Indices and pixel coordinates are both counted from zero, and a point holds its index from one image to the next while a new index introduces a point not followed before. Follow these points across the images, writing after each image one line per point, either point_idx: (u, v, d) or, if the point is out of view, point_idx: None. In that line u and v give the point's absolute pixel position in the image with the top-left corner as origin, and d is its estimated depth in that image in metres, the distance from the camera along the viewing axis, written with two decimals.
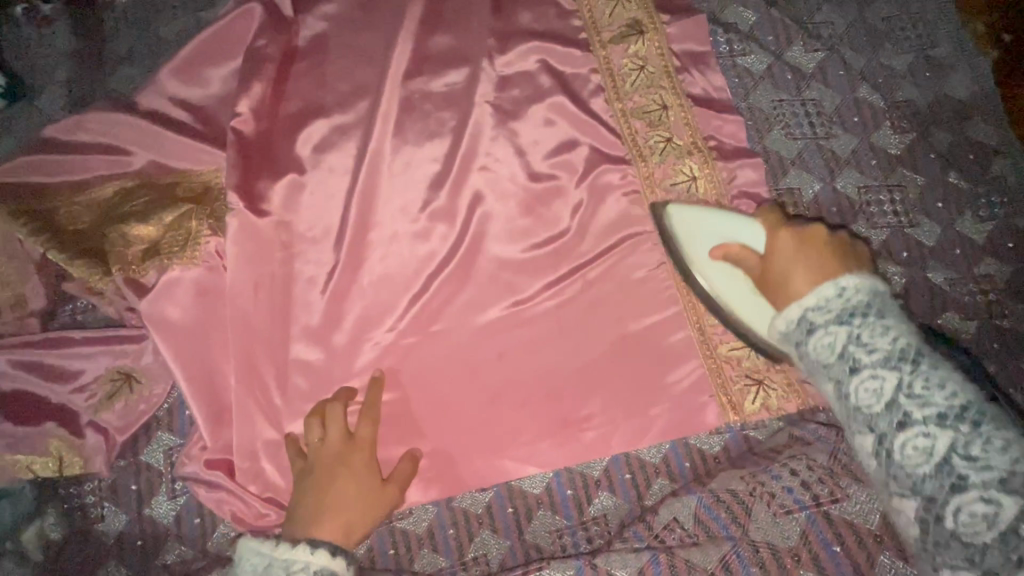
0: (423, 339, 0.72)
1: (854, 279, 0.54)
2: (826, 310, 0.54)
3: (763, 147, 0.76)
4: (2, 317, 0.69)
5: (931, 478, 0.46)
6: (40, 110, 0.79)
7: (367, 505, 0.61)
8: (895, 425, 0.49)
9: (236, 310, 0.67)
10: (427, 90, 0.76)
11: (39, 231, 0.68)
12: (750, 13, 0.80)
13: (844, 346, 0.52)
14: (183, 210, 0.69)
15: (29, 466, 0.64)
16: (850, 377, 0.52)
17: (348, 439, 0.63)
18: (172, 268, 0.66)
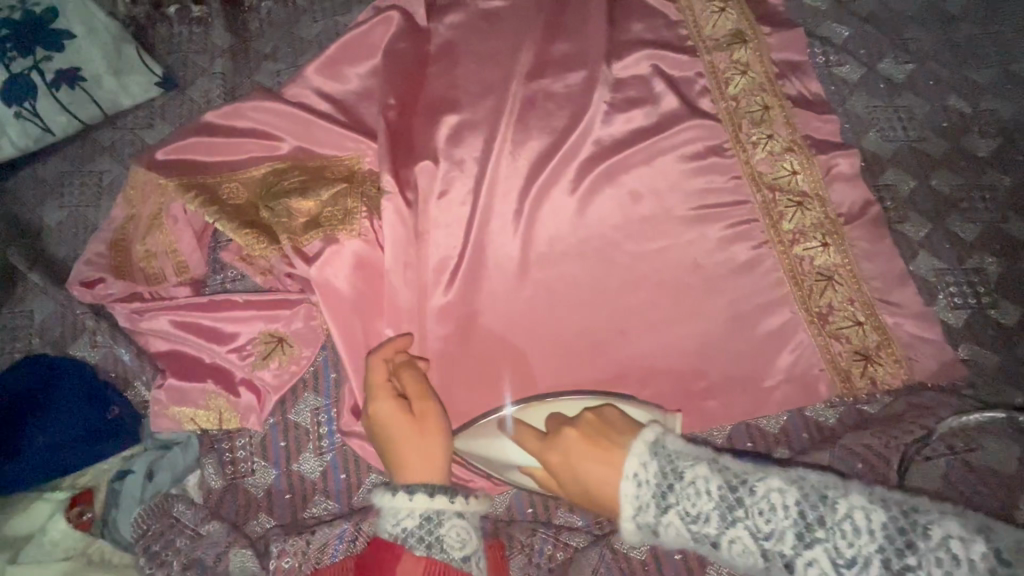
0: (552, 313, 0.76)
1: (637, 459, 0.50)
2: (643, 479, 0.49)
3: (861, 147, 0.82)
4: (165, 283, 0.74)
5: (771, 570, 0.46)
6: (192, 99, 0.86)
7: (433, 447, 0.56)
8: (787, 570, 0.46)
9: (388, 280, 0.73)
10: (551, 90, 0.84)
11: (209, 203, 0.74)
12: (842, 28, 0.87)
13: (686, 527, 0.48)
14: (338, 189, 0.75)
15: (193, 418, 0.69)
16: (720, 544, 0.48)
17: (370, 397, 0.59)
18: (334, 239, 0.71)
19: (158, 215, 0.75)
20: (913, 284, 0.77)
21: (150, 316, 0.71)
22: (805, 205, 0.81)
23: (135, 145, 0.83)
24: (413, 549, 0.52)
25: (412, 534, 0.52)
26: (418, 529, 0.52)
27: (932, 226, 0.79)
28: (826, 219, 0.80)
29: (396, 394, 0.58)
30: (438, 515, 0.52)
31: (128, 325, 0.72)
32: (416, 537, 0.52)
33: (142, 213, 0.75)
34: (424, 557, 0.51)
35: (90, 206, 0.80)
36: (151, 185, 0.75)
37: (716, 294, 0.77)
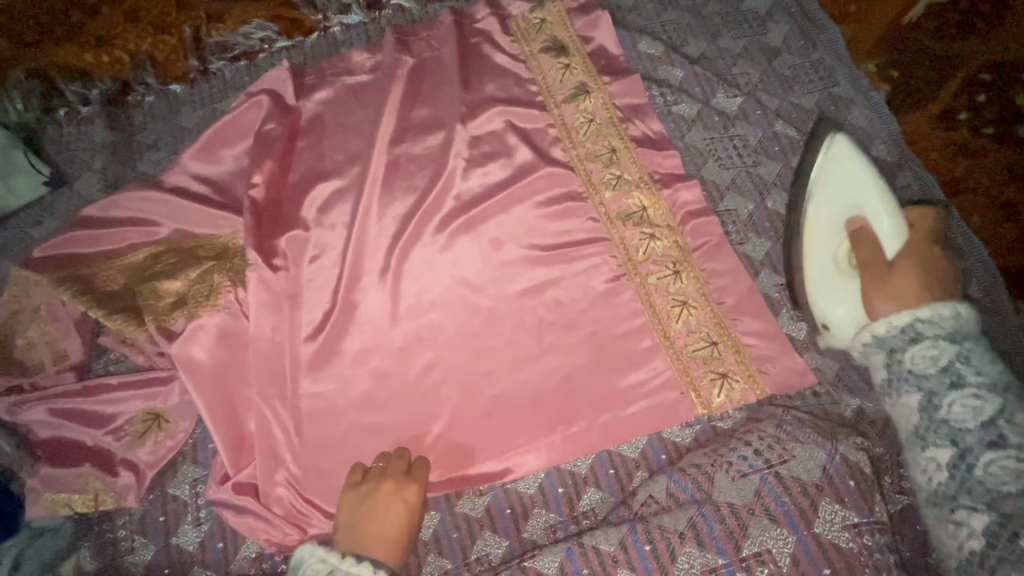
0: (418, 364, 0.79)
1: (965, 308, 0.61)
2: (940, 328, 0.61)
3: (701, 178, 0.89)
4: (45, 371, 0.78)
5: (935, 378, 0.59)
6: (78, 193, 0.92)
7: (404, 542, 0.65)
8: (984, 443, 0.56)
9: (253, 350, 0.76)
10: (412, 152, 0.89)
11: (81, 293, 0.78)
12: (678, 70, 0.95)
13: (951, 361, 0.59)
14: (206, 268, 0.80)
15: (68, 503, 0.71)
16: (948, 393, 0.58)
17: (404, 482, 0.68)
18: (198, 315, 0.75)
19: (37, 309, 0.78)
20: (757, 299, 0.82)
21: (26, 407, 0.74)
22: (656, 236, 0.85)
23: (22, 242, 0.88)
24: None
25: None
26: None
27: (771, 243, 0.85)
28: (675, 248, 0.85)
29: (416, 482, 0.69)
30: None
31: (8, 417, 0.74)
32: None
33: (21, 307, 0.78)
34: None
35: None
36: (27, 281, 0.79)
37: (578, 328, 0.81)
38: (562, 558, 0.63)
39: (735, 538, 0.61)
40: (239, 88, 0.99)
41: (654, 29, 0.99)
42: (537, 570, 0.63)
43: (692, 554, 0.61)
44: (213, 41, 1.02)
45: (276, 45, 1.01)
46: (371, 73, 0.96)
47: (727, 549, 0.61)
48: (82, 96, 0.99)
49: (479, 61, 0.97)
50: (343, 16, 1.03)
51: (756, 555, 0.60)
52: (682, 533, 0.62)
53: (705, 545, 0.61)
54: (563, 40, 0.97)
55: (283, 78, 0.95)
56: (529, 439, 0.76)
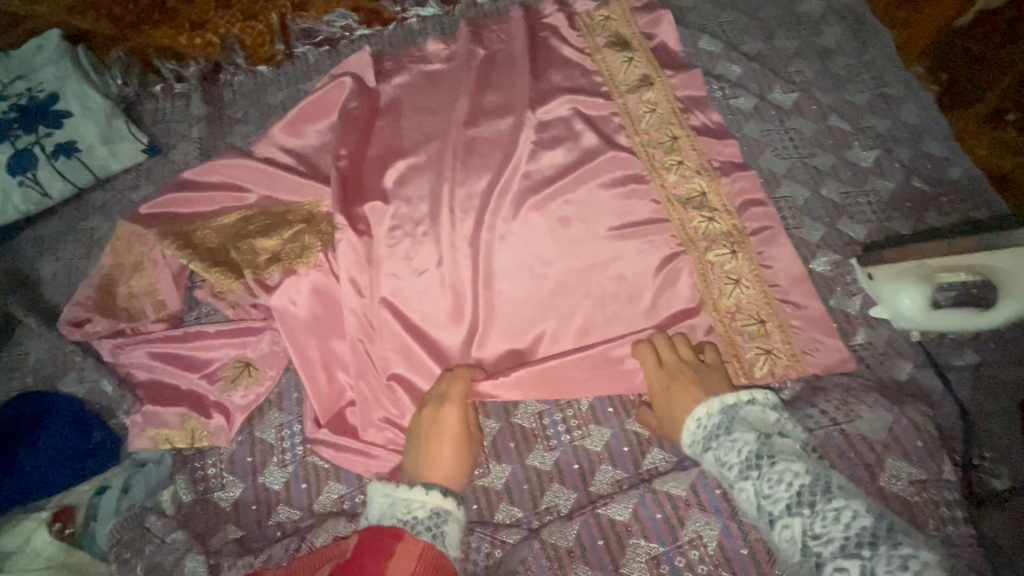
0: (490, 328, 0.84)
1: (761, 394, 0.65)
2: (702, 426, 0.65)
3: (758, 166, 0.94)
4: (145, 318, 0.83)
5: (763, 519, 0.58)
6: (174, 161, 0.98)
7: (462, 456, 0.68)
8: (769, 520, 0.57)
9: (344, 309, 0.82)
10: (485, 135, 0.93)
11: (182, 247, 0.84)
12: (736, 67, 1.01)
13: (716, 456, 0.62)
14: (300, 230, 0.85)
15: (168, 438, 0.77)
16: (775, 527, 0.57)
17: (441, 402, 0.71)
18: (294, 271, 0.81)
19: (140, 261, 0.85)
20: (812, 280, 0.86)
21: (130, 349, 0.80)
22: (702, 217, 0.89)
23: (122, 203, 0.95)
24: (418, 535, 0.59)
25: (420, 522, 0.60)
26: (427, 519, 0.61)
27: (825, 228, 0.89)
28: (732, 229, 0.89)
29: (458, 403, 0.71)
30: (446, 514, 0.62)
31: (111, 358, 0.80)
32: (424, 525, 0.60)
33: (126, 260, 0.85)
34: (427, 541, 0.59)
35: (81, 258, 0.91)
36: (133, 235, 0.86)
37: (642, 300, 0.85)
38: (636, 505, 0.70)
39: None
40: (321, 70, 1.05)
41: (712, 28, 1.05)
42: (611, 518, 0.70)
43: None
44: (299, 28, 1.09)
45: (356, 33, 1.09)
46: (446, 61, 1.03)
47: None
48: (178, 74, 1.06)
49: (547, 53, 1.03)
50: (419, 8, 1.10)
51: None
52: None
53: None
54: (626, 34, 1.03)
55: (365, 61, 1.01)
56: (594, 402, 0.81)
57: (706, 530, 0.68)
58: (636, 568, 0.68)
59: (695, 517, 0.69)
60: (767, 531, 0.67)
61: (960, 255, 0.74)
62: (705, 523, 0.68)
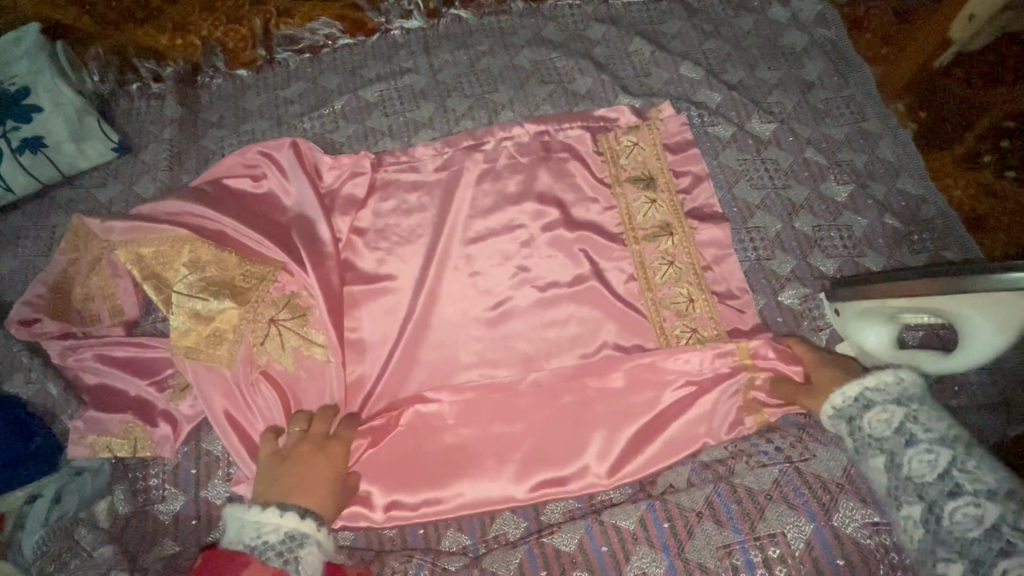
0: (436, 360, 0.82)
1: (912, 371, 0.63)
2: (887, 391, 0.62)
3: (733, 195, 0.93)
4: (100, 322, 0.81)
5: (934, 485, 0.56)
6: (144, 161, 0.97)
7: (327, 482, 0.65)
8: (945, 494, 0.55)
9: (276, 384, 0.78)
10: (460, 158, 0.94)
11: (140, 271, 0.80)
12: (715, 95, 1.00)
13: (901, 422, 0.60)
14: (225, 309, 0.77)
15: (108, 446, 0.74)
16: (906, 450, 0.59)
17: (322, 427, 0.71)
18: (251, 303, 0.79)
19: (98, 259, 0.82)
20: (780, 314, 0.85)
21: (79, 353, 0.78)
22: (672, 262, 0.87)
23: (87, 202, 0.93)
24: (266, 561, 0.57)
25: (271, 547, 0.57)
26: (280, 543, 0.58)
27: (796, 262, 0.88)
28: (696, 281, 0.86)
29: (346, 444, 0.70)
30: (303, 537, 0.59)
31: (58, 360, 0.78)
32: (276, 550, 0.57)
33: (82, 256, 0.82)
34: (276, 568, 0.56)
35: (40, 255, 0.89)
36: (89, 236, 0.82)
37: (608, 327, 0.84)
38: (582, 536, 0.69)
39: (750, 517, 0.68)
40: (301, 78, 1.05)
41: (694, 56, 1.05)
42: (556, 548, 0.68)
43: (707, 529, 0.68)
44: (281, 34, 1.08)
45: (339, 42, 1.08)
46: (428, 78, 1.04)
47: (742, 527, 0.68)
48: (155, 74, 1.05)
49: (527, 75, 1.04)
50: (404, 21, 1.10)
51: (770, 535, 0.67)
52: (699, 512, 0.69)
53: (721, 522, 0.68)
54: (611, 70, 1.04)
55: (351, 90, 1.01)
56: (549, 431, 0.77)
57: (653, 568, 0.66)
58: None
59: (641, 553, 0.67)
60: (704, 564, 0.66)
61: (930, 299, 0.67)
62: (651, 562, 0.67)
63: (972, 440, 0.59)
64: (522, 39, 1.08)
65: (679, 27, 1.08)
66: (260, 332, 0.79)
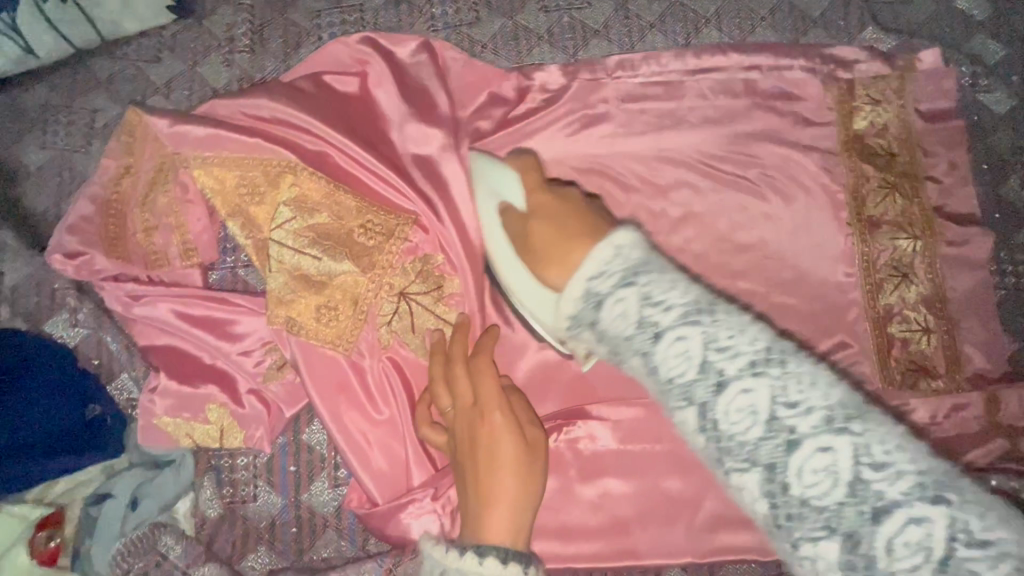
0: (598, 367, 0.64)
1: (626, 235, 0.40)
2: (611, 274, 0.39)
3: (996, 197, 0.70)
4: (168, 264, 0.61)
5: (695, 382, 0.36)
6: (210, 30, 0.70)
7: (522, 474, 0.47)
8: (712, 391, 0.35)
9: (404, 377, 0.60)
10: (650, 90, 0.68)
11: (223, 206, 0.59)
12: (999, 48, 0.73)
13: (638, 311, 0.37)
14: (344, 275, 0.58)
15: (190, 433, 0.58)
16: (654, 345, 0.37)
17: (478, 408, 0.49)
18: (368, 268, 0.58)
19: (165, 172, 0.60)
20: None
21: (143, 302, 0.59)
22: (911, 280, 0.67)
23: (138, 83, 0.68)
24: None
25: None
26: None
27: None
28: (936, 310, 0.67)
29: (502, 402, 0.49)
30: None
31: (117, 309, 0.60)
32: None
33: (143, 169, 0.60)
34: None
35: (77, 151, 0.66)
36: (153, 144, 0.59)
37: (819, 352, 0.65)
38: None
39: None
40: None
41: None
42: None
43: None
44: None
45: None
46: None
47: None
48: None
49: None
50: None
51: None
52: None
53: None
54: None
55: None
56: None
57: None
58: None
59: None
60: None
61: (486, 227, 0.57)
62: None
63: (712, 301, 0.38)
64: None
65: None
66: (386, 308, 0.59)
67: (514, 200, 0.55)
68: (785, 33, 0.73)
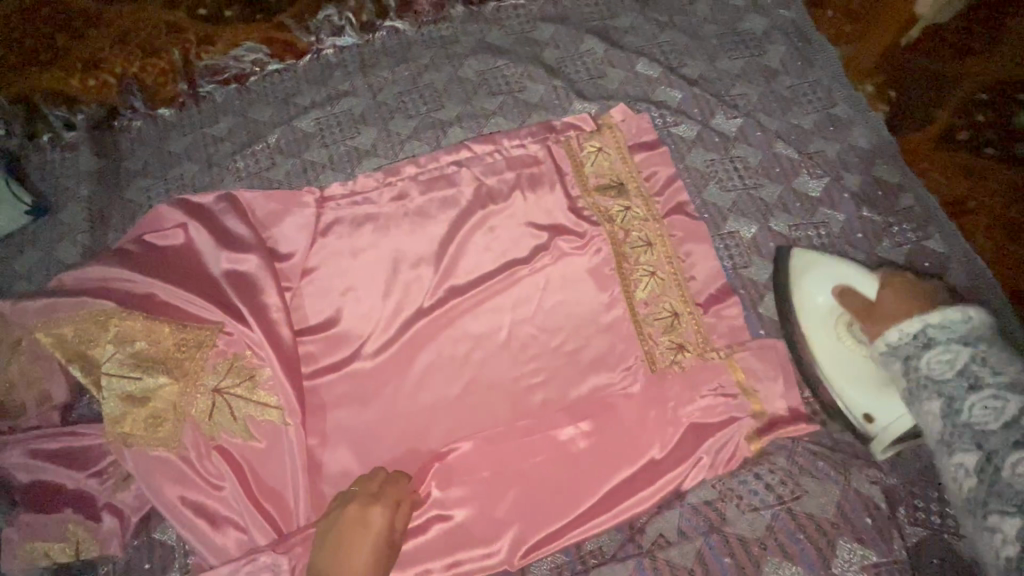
0: (404, 411, 0.75)
1: (980, 313, 0.59)
2: (954, 329, 0.59)
3: (703, 201, 0.88)
4: (28, 413, 0.74)
5: (999, 434, 0.53)
6: (63, 221, 0.88)
7: (377, 565, 0.59)
8: (1010, 444, 0.51)
9: (232, 459, 0.71)
10: (407, 184, 0.86)
11: (66, 357, 0.73)
12: (676, 92, 0.94)
13: (962, 362, 0.57)
14: (164, 386, 0.71)
15: (47, 553, 0.68)
16: (969, 395, 0.56)
17: (371, 500, 0.62)
18: (184, 377, 0.72)
19: (17, 342, 0.73)
20: (762, 325, 0.80)
21: (7, 451, 0.71)
22: (646, 279, 0.82)
23: (4, 275, 0.85)
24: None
25: None
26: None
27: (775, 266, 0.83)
28: (678, 294, 0.81)
29: (390, 505, 0.63)
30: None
31: None
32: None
33: (4, 340, 0.73)
34: None
35: None
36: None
37: (581, 356, 0.78)
38: None
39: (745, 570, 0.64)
40: (230, 111, 0.96)
41: (651, 51, 0.98)
42: None
43: None
44: (203, 64, 0.99)
45: (267, 67, 0.99)
46: (370, 98, 0.96)
47: None
48: (66, 121, 0.96)
49: (475, 88, 0.96)
50: (336, 38, 1.01)
51: None
52: (691, 570, 0.65)
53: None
54: (569, 73, 0.97)
55: (291, 120, 0.94)
56: (548, 477, 0.69)
57: None
58: None
59: None
60: None
61: (808, 320, 0.71)
62: None
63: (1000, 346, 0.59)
64: (466, 47, 1.00)
65: (632, 20, 1.01)
66: (205, 405, 0.72)
67: (851, 288, 0.68)
68: (516, 118, 0.94)
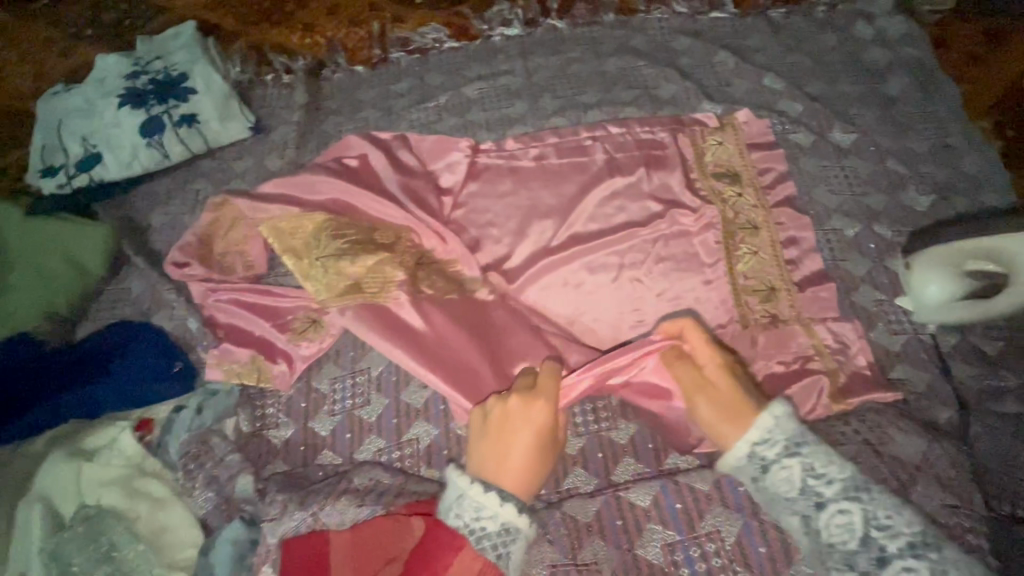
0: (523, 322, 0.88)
1: (780, 410, 0.63)
2: (772, 443, 0.63)
3: (811, 199, 0.97)
4: (235, 272, 0.94)
5: (861, 553, 0.58)
6: (274, 138, 1.11)
7: (536, 456, 0.66)
8: (876, 562, 0.57)
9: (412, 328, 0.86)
10: (551, 147, 1.02)
11: (281, 242, 0.91)
12: (798, 105, 1.05)
13: (803, 480, 0.61)
14: (376, 260, 0.89)
15: (237, 376, 0.86)
16: (819, 511, 0.60)
17: (529, 399, 0.67)
18: (387, 257, 0.89)
19: (235, 220, 0.94)
20: (853, 312, 0.88)
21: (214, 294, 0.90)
22: (750, 254, 0.91)
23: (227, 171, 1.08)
24: (482, 551, 0.61)
25: (489, 537, 0.61)
26: (496, 534, 0.61)
27: (872, 263, 0.91)
28: (778, 272, 0.90)
29: (548, 406, 0.67)
30: (515, 532, 0.62)
31: (199, 300, 0.91)
32: (491, 540, 0.61)
33: (223, 215, 0.95)
34: (489, 559, 0.60)
35: (186, 213, 1.04)
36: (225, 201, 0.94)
37: (683, 307, 0.88)
38: (655, 493, 0.75)
39: None
40: (410, 74, 1.17)
41: (779, 69, 1.10)
42: (631, 501, 0.75)
43: None
44: (395, 37, 1.22)
45: (444, 45, 1.21)
46: (526, 78, 1.14)
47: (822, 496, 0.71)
48: (286, 66, 1.20)
49: (615, 80, 1.12)
50: (504, 29, 1.22)
51: None
52: None
53: None
54: (700, 79, 1.11)
55: (460, 87, 1.14)
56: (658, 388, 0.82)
57: (725, 527, 0.73)
58: (651, 552, 0.72)
59: (714, 512, 0.73)
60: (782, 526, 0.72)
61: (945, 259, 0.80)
62: (724, 519, 0.73)
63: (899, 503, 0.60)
64: (610, 48, 1.16)
65: (763, 41, 1.14)
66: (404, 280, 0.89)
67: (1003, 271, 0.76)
68: (648, 109, 1.08)
